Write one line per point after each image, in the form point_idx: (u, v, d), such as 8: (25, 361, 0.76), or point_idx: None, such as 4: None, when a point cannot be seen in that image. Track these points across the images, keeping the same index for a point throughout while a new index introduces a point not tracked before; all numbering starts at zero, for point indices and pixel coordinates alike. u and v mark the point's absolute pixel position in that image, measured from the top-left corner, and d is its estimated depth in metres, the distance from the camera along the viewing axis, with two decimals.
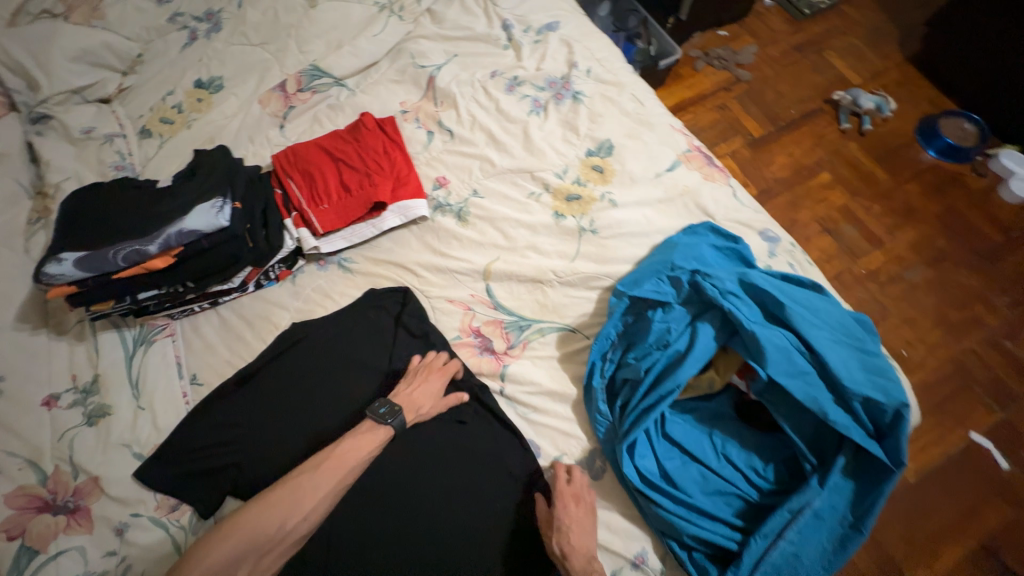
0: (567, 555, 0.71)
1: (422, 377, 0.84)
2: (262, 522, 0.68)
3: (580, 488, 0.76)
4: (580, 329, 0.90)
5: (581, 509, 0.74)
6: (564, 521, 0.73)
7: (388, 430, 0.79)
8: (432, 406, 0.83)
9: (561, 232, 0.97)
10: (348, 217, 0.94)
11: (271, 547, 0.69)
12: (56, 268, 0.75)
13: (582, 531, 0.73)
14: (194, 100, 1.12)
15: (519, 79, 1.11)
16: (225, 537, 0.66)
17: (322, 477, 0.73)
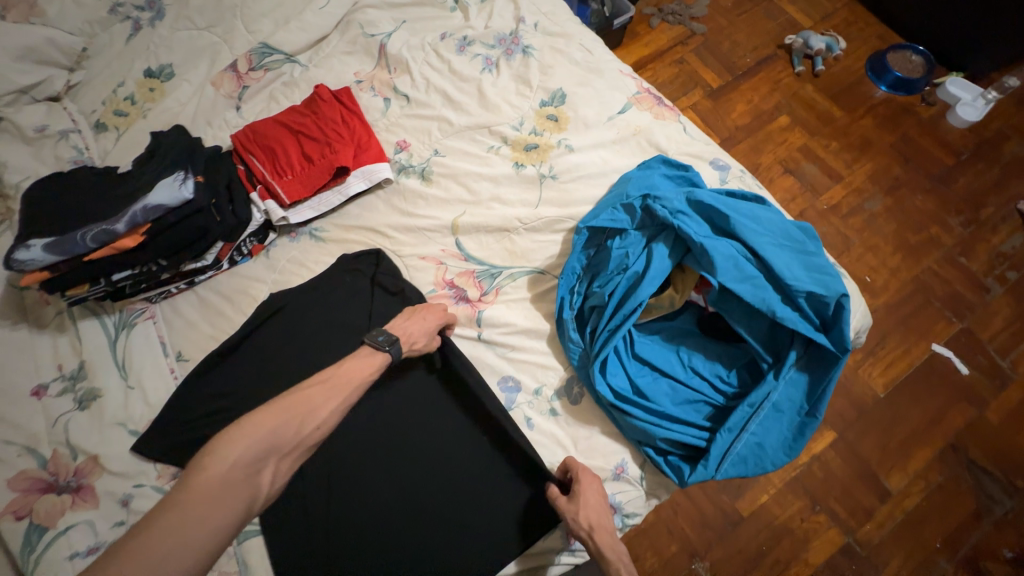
0: (594, 532, 0.71)
1: (420, 313, 0.84)
2: (282, 422, 0.63)
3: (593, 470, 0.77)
4: (549, 270, 0.94)
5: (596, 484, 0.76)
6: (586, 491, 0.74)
7: (386, 356, 0.77)
8: (425, 342, 0.83)
9: (523, 181, 1.00)
10: (313, 186, 0.95)
11: (289, 449, 0.63)
12: (26, 254, 0.76)
13: (601, 502, 0.74)
14: (146, 90, 1.12)
15: (468, 39, 1.13)
16: (243, 436, 0.60)
17: (330, 388, 0.70)
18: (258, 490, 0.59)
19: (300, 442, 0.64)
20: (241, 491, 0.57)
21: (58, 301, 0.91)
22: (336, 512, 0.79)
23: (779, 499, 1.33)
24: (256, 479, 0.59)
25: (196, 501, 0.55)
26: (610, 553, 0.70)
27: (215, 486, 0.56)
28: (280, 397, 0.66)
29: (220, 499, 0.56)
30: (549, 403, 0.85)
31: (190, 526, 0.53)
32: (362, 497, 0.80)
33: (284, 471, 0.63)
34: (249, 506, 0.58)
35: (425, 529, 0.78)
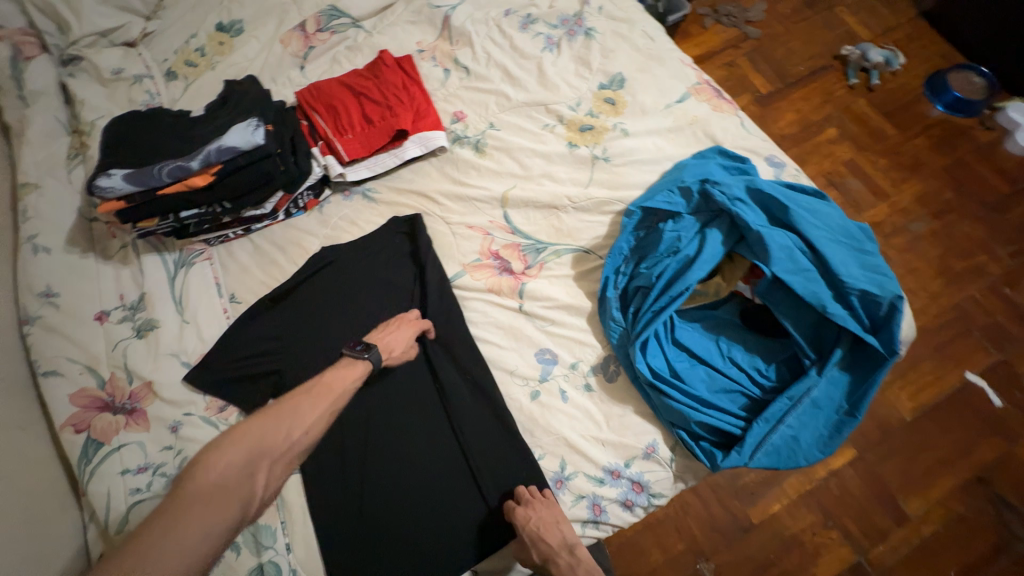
0: (553, 555, 0.72)
1: (394, 325, 0.86)
2: (270, 428, 0.67)
3: (536, 502, 0.76)
4: (594, 250, 0.95)
5: (548, 507, 0.76)
6: (537, 521, 0.73)
7: (366, 364, 0.79)
8: (403, 349, 0.84)
9: (575, 161, 1.01)
10: (371, 146, 0.98)
11: (279, 454, 0.66)
12: (107, 181, 0.80)
13: (553, 527, 0.73)
14: (216, 43, 1.16)
15: (532, 18, 1.13)
16: (231, 444, 0.64)
17: (315, 395, 0.72)
18: (253, 492, 0.62)
19: (289, 447, 0.67)
20: (235, 494, 0.60)
21: (124, 236, 0.95)
22: (370, 461, 0.82)
23: (792, 510, 1.32)
24: (251, 482, 0.62)
25: (193, 502, 0.57)
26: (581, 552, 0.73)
27: (210, 489, 0.59)
28: (266, 407, 0.70)
29: (215, 500, 0.58)
30: (584, 378, 0.87)
31: (186, 530, 0.55)
32: (395, 449, 0.83)
33: (276, 475, 0.66)
34: (245, 510, 0.60)
35: (456, 486, 0.81)
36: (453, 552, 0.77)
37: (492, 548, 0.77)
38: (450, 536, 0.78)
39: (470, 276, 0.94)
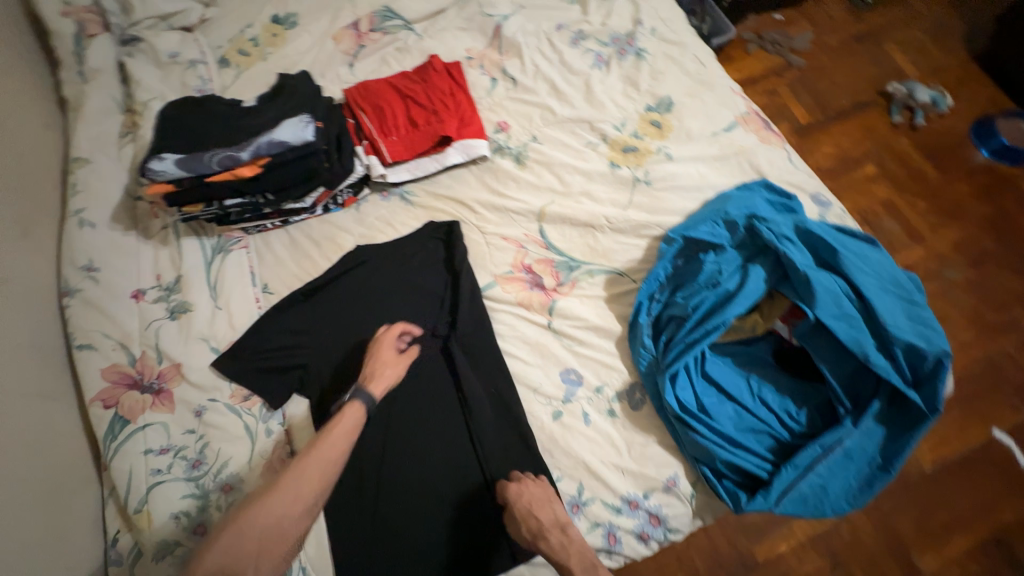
0: (544, 531, 0.72)
1: (374, 356, 0.84)
2: (266, 506, 0.66)
3: (527, 481, 0.78)
4: (629, 273, 0.94)
5: (541, 485, 0.78)
6: (528, 499, 0.75)
7: (359, 408, 0.77)
8: (394, 367, 0.83)
9: (615, 181, 1.00)
10: (414, 150, 0.98)
11: (275, 544, 0.65)
12: (159, 165, 0.81)
13: (545, 505, 0.75)
14: (270, 35, 1.18)
15: (584, 34, 1.13)
16: (231, 535, 0.64)
17: (317, 469, 0.71)
18: None
19: (291, 524, 0.66)
20: None
21: (166, 217, 0.96)
22: (388, 466, 0.82)
23: (800, 553, 1.28)
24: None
25: None
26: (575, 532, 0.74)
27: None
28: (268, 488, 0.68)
29: None
30: (609, 403, 0.85)
31: None
32: (413, 456, 0.82)
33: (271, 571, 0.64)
34: None
35: (469, 500, 0.80)
36: (462, 568, 0.76)
37: (500, 566, 0.77)
38: (461, 552, 0.77)
39: (500, 288, 0.94)
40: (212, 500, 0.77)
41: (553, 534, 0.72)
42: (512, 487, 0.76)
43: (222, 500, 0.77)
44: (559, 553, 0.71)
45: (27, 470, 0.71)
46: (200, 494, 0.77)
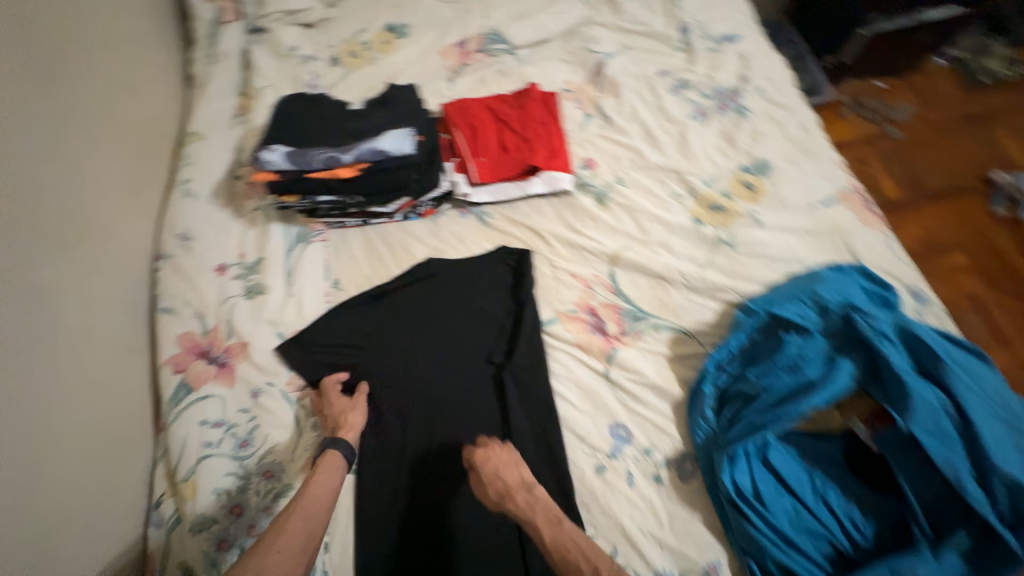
0: (510, 493, 0.72)
1: (325, 415, 0.82)
2: (277, 544, 0.62)
3: (491, 445, 0.78)
4: (696, 335, 0.90)
5: (507, 449, 0.78)
6: (493, 462, 0.75)
7: (336, 454, 0.75)
8: (350, 411, 0.82)
9: (697, 237, 0.97)
10: (500, 174, 1.00)
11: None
12: (269, 155, 0.87)
13: (511, 467, 0.75)
14: (381, 41, 1.24)
15: (686, 83, 1.12)
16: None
17: (310, 507, 0.67)
18: None
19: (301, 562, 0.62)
20: None
21: (258, 200, 1.02)
22: (421, 484, 0.81)
23: None
24: None
25: None
26: (537, 489, 0.73)
27: None
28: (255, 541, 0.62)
29: None
30: (655, 468, 0.81)
31: None
32: (451, 480, 0.81)
33: None
34: None
35: (498, 540, 0.77)
36: None
37: None
38: None
39: (562, 325, 0.92)
40: (252, 483, 0.79)
41: (518, 496, 0.72)
42: (477, 449, 0.77)
43: (262, 486, 0.79)
44: (526, 512, 0.70)
45: (86, 419, 0.75)
46: (243, 475, 0.79)
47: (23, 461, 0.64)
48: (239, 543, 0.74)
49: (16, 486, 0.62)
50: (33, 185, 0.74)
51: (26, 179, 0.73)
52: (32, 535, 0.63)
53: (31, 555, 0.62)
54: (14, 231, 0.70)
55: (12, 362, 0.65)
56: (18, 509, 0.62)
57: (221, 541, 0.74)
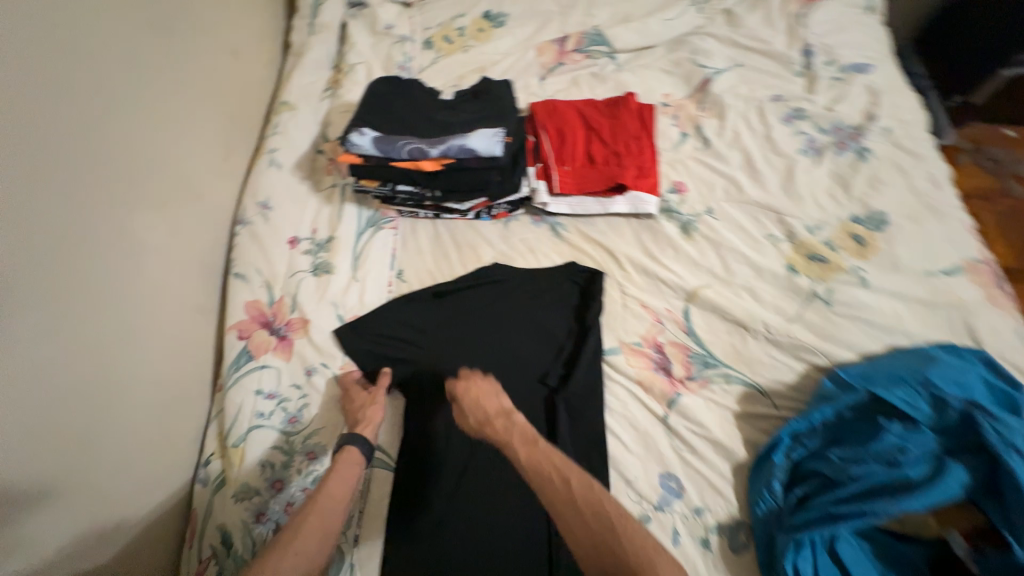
0: (489, 419, 0.72)
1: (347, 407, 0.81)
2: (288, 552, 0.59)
3: (472, 376, 0.79)
4: (770, 394, 0.82)
5: (489, 381, 0.78)
6: (474, 392, 0.76)
7: (354, 450, 0.73)
8: (370, 405, 0.80)
9: (788, 287, 0.88)
10: (583, 187, 0.94)
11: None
12: (358, 138, 0.85)
13: (491, 397, 0.76)
14: (477, 29, 1.21)
15: (802, 113, 1.01)
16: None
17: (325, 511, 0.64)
18: None
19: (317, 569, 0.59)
20: None
21: (337, 176, 1.03)
22: (462, 494, 0.78)
23: None
24: None
25: None
26: (517, 417, 0.73)
27: None
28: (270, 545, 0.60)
29: None
30: (705, 530, 0.74)
31: None
32: (484, 498, 0.78)
33: None
34: None
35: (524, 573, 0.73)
36: None
37: None
38: None
39: (624, 357, 0.87)
40: (295, 461, 0.80)
41: (497, 422, 0.72)
42: (460, 381, 0.78)
43: (303, 466, 0.79)
44: (504, 436, 0.70)
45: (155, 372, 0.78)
46: (288, 450, 0.80)
47: (101, 406, 0.67)
48: (275, 519, 0.75)
49: (91, 430, 0.65)
50: (130, 140, 0.77)
51: (126, 134, 0.76)
52: (98, 478, 0.66)
53: (96, 496, 0.65)
54: (108, 183, 0.72)
55: (94, 312, 0.68)
56: (91, 451, 0.65)
57: (258, 513, 0.75)
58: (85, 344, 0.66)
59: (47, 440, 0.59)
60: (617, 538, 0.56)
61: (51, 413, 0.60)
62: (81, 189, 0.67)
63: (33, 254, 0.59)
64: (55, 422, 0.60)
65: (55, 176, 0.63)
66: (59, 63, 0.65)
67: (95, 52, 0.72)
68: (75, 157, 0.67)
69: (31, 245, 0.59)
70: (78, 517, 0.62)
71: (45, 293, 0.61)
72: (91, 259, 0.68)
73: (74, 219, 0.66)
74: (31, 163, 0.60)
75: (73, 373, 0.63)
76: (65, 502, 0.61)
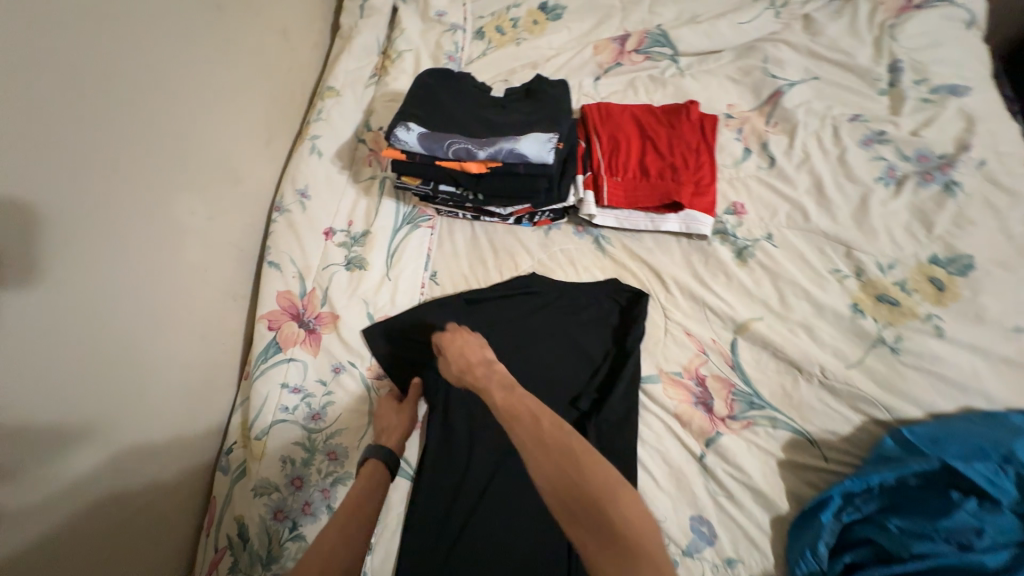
0: (471, 366, 0.71)
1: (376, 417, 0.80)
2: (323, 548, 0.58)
3: (459, 329, 0.79)
4: (820, 445, 0.75)
5: (476, 336, 0.78)
6: (458, 343, 0.76)
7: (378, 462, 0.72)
8: (398, 416, 0.79)
9: (850, 329, 0.80)
10: (635, 202, 0.90)
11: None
12: (404, 134, 0.82)
13: (476, 348, 0.75)
14: (531, 21, 1.15)
15: (884, 136, 0.92)
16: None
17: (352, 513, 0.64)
18: None
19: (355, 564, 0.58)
20: None
21: (377, 168, 1.01)
22: (479, 514, 0.74)
23: None
24: None
25: None
26: (498, 365, 0.71)
27: None
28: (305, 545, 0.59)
29: None
30: None
31: None
32: (503, 520, 0.74)
33: None
34: None
35: None
36: None
37: None
38: None
39: (662, 387, 0.82)
40: (316, 460, 0.78)
41: (476, 368, 0.71)
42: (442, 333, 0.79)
43: (324, 466, 0.77)
44: (482, 382, 0.68)
45: (186, 357, 0.77)
46: (309, 448, 0.79)
47: (120, 390, 0.66)
48: (292, 518, 0.74)
49: (105, 414, 0.64)
50: (171, 118, 0.75)
51: (165, 112, 0.73)
52: (117, 462, 0.65)
53: (111, 480, 0.64)
54: (145, 162, 0.70)
55: (122, 294, 0.66)
56: (106, 435, 0.64)
57: (277, 510, 0.74)
58: (109, 327, 0.64)
59: (57, 424, 0.58)
60: (583, 477, 0.50)
61: (79, 397, 0.61)
62: (117, 168, 0.65)
63: (56, 232, 0.58)
64: (84, 406, 0.61)
65: (87, 153, 0.61)
66: (100, 37, 0.63)
67: (141, 27, 0.70)
68: (111, 135, 0.65)
69: (53, 224, 0.57)
70: (98, 498, 0.62)
71: (65, 274, 0.59)
72: (121, 240, 0.66)
73: (105, 199, 0.64)
74: (58, 138, 0.58)
75: (87, 356, 0.62)
76: (74, 485, 0.60)
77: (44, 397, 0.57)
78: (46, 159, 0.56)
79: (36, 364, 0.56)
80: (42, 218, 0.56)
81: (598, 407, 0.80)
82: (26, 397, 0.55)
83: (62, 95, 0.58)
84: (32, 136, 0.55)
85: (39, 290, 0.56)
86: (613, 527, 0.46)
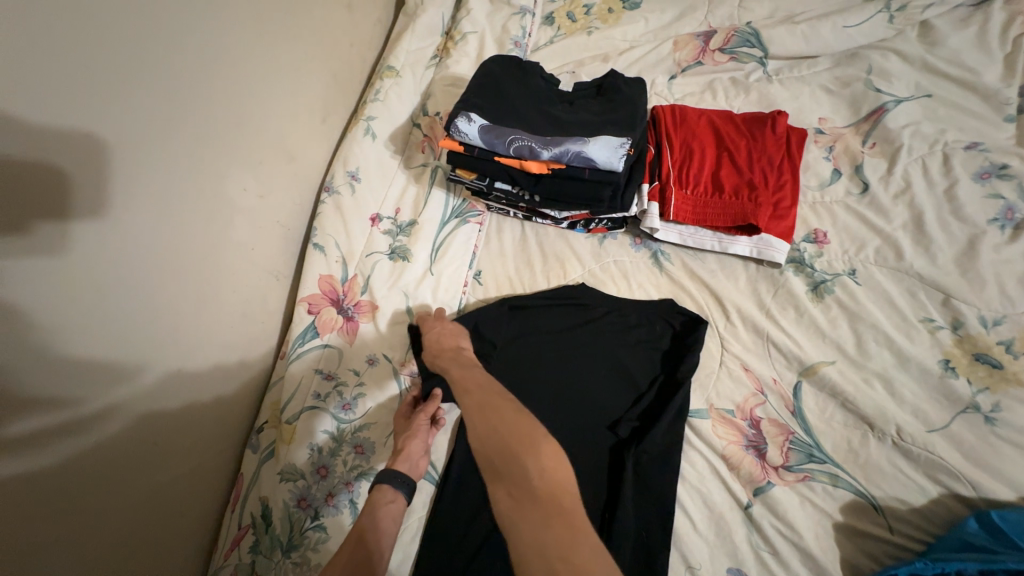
0: (440, 351, 0.73)
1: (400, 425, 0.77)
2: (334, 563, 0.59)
3: (441, 316, 0.81)
4: (886, 513, 0.66)
5: (454, 324, 0.79)
6: (435, 330, 0.77)
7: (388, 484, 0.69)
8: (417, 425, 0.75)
9: (938, 388, 0.70)
10: (703, 220, 0.83)
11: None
12: (465, 126, 0.77)
13: (451, 336, 0.76)
14: (606, 8, 1.07)
15: (1006, 170, 0.79)
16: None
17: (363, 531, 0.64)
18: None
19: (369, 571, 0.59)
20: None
21: (429, 156, 0.98)
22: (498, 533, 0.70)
23: None
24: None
25: None
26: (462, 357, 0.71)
27: None
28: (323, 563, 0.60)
29: None
30: None
31: None
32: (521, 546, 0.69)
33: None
34: None
35: None
36: None
37: None
38: None
39: (711, 425, 0.76)
40: (343, 451, 0.77)
41: (446, 352, 0.73)
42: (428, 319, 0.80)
43: (350, 459, 0.76)
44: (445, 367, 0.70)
45: (229, 328, 0.76)
46: (336, 438, 0.77)
47: (156, 363, 0.63)
48: (315, 507, 0.73)
49: (144, 387, 0.61)
50: (232, 83, 0.72)
51: (223, 75, 0.70)
52: (146, 436, 0.62)
53: (138, 457, 0.61)
54: (200, 126, 0.67)
55: (164, 262, 0.63)
56: (141, 408, 0.61)
57: (301, 497, 0.73)
58: (160, 290, 0.63)
59: (106, 378, 0.57)
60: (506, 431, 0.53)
61: (134, 354, 0.60)
62: (174, 130, 0.63)
63: (118, 186, 0.56)
64: (138, 364, 0.60)
65: (153, 110, 0.59)
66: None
67: None
68: (169, 95, 0.62)
69: (111, 186, 0.55)
70: (144, 458, 0.62)
71: (121, 235, 0.57)
72: (168, 205, 0.63)
73: (157, 161, 0.61)
74: (121, 94, 0.55)
75: (128, 326, 0.59)
76: (101, 461, 0.56)
77: (82, 370, 0.53)
78: (102, 114, 0.53)
79: (77, 332, 0.53)
80: (100, 179, 0.54)
81: (639, 436, 0.74)
82: (64, 367, 0.51)
83: (133, 49, 0.56)
84: (104, 86, 0.53)
85: (85, 253, 0.53)
86: (523, 474, 0.48)
